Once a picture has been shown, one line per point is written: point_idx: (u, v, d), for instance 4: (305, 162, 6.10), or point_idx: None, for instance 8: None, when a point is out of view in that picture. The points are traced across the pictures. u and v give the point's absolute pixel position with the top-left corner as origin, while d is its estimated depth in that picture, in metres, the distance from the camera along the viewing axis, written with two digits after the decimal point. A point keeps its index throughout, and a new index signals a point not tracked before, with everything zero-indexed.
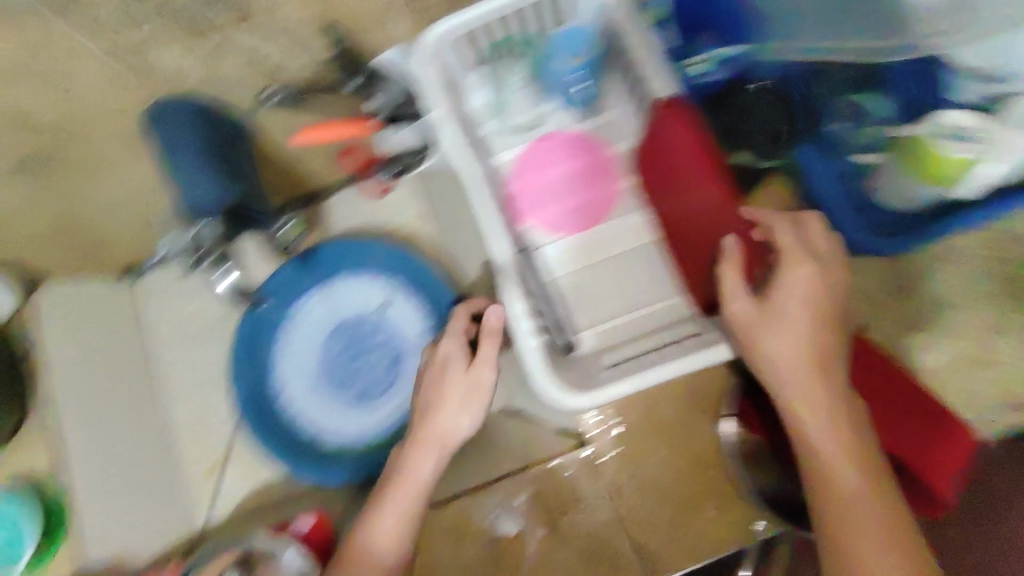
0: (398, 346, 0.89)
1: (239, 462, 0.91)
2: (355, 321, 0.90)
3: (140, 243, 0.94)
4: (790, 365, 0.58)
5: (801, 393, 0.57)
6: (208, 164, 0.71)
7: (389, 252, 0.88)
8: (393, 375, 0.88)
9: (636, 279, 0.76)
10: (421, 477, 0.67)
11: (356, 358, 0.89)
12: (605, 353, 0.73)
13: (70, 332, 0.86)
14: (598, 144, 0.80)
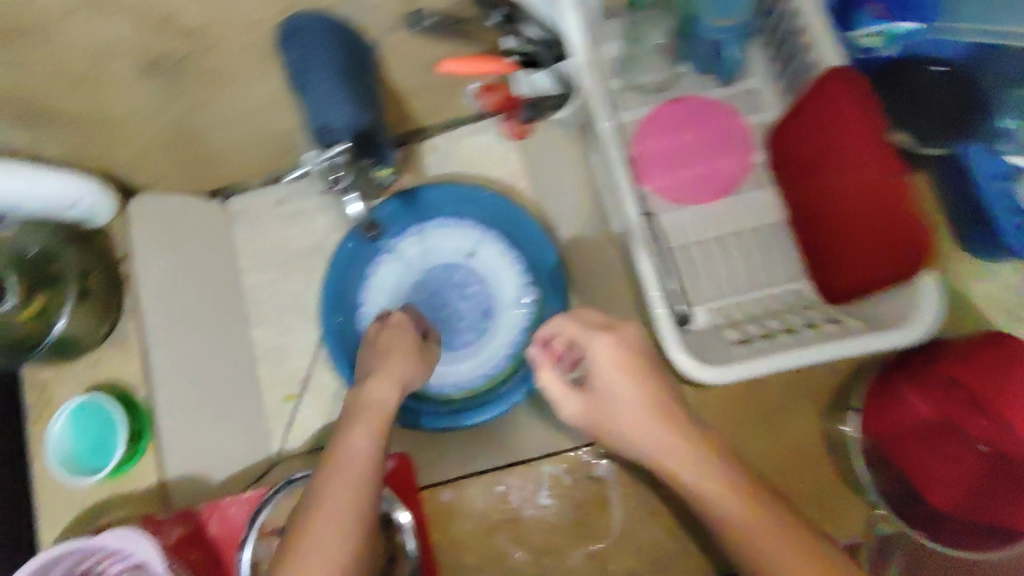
0: (489, 301, 0.86)
1: (319, 395, 0.93)
2: (447, 270, 0.87)
3: (236, 163, 0.92)
4: (617, 380, 0.58)
5: (631, 414, 0.57)
6: (344, 87, 0.69)
7: (493, 200, 0.86)
8: (483, 330, 0.85)
9: (762, 258, 0.73)
10: (353, 474, 0.58)
11: (444, 308, 0.86)
12: (724, 329, 0.69)
13: (164, 239, 0.87)
14: (732, 112, 0.75)
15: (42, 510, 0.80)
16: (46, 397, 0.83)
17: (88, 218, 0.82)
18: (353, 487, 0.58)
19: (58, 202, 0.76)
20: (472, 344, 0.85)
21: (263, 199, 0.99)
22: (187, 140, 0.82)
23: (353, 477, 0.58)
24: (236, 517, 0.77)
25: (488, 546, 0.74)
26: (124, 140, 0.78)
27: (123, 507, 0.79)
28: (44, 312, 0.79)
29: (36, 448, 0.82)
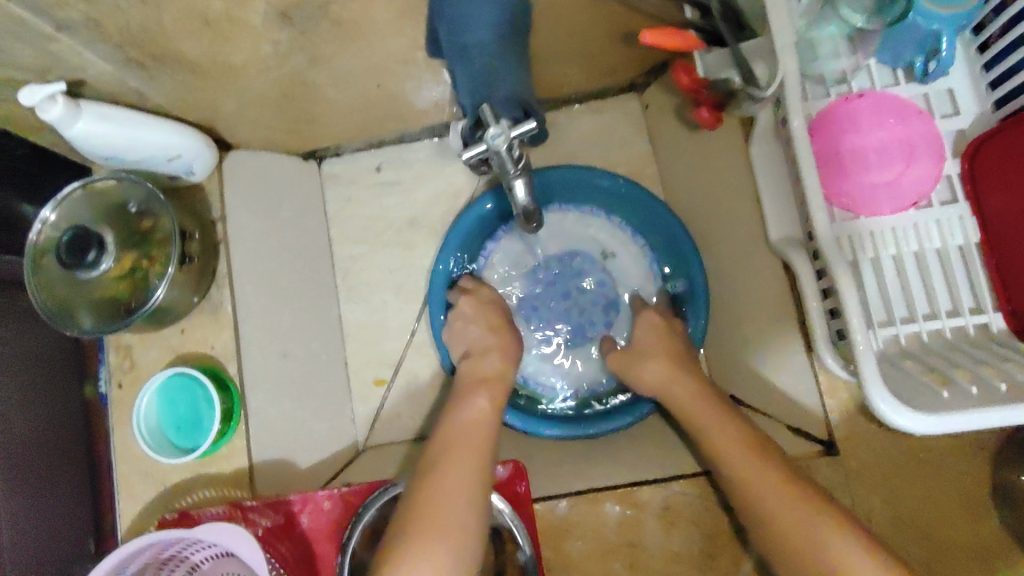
0: (611, 291, 0.87)
1: (410, 382, 0.90)
2: (568, 258, 0.88)
3: (342, 125, 0.86)
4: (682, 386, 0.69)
5: (705, 415, 0.66)
6: (505, 57, 0.59)
7: (629, 190, 0.81)
8: (608, 321, 0.86)
9: (947, 281, 0.64)
10: (463, 466, 0.58)
11: (567, 298, 0.87)
12: (900, 360, 0.61)
13: (257, 202, 0.82)
14: (922, 113, 0.66)
15: (122, 483, 0.74)
16: (128, 364, 0.78)
17: (186, 173, 0.77)
18: (461, 481, 0.57)
19: (158, 154, 0.72)
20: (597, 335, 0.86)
21: (362, 166, 0.94)
22: (299, 96, 0.75)
23: (463, 472, 0.57)
24: (331, 511, 0.71)
25: (603, 569, 0.68)
26: (234, 92, 0.71)
27: (209, 487, 0.73)
28: (135, 271, 0.74)
29: (119, 417, 0.76)
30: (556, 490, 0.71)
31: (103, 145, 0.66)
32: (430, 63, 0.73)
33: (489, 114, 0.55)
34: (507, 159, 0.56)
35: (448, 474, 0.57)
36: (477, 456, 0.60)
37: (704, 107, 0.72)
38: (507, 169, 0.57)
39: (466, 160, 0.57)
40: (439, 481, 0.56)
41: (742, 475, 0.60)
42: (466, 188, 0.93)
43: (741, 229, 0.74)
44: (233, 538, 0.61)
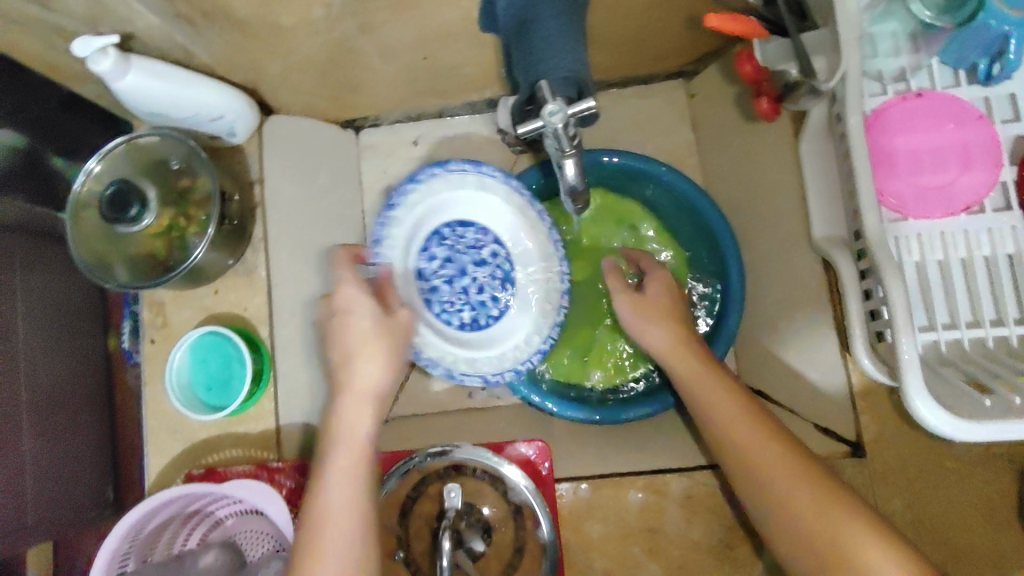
0: (510, 263, 0.78)
1: None
2: (458, 229, 0.77)
3: (383, 96, 0.85)
4: (694, 372, 0.67)
5: (714, 408, 0.64)
6: (572, 30, 0.59)
7: (672, 177, 0.80)
8: (510, 295, 0.78)
9: (993, 289, 0.63)
10: (345, 494, 0.54)
11: (462, 274, 0.78)
12: (939, 367, 0.61)
13: (295, 167, 0.82)
14: (982, 117, 0.65)
15: (150, 438, 0.75)
16: (161, 321, 0.79)
17: (227, 134, 0.77)
18: (352, 496, 0.54)
19: (202, 113, 0.72)
20: (503, 313, 0.77)
21: (400, 138, 0.93)
22: (345, 63, 0.75)
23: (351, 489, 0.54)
24: None
25: (621, 552, 0.69)
26: (280, 55, 0.71)
27: (236, 447, 0.75)
28: (171, 230, 0.74)
29: (150, 372, 0.77)
30: (577, 472, 0.72)
31: (147, 101, 0.67)
32: (480, 36, 0.72)
33: (549, 91, 0.54)
34: (563, 139, 0.55)
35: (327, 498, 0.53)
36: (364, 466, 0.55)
37: (764, 97, 0.68)
38: (561, 147, 0.57)
39: (521, 137, 0.57)
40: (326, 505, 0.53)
41: (751, 467, 0.59)
42: (502, 166, 0.92)
43: (783, 225, 0.73)
44: (266, 499, 0.63)
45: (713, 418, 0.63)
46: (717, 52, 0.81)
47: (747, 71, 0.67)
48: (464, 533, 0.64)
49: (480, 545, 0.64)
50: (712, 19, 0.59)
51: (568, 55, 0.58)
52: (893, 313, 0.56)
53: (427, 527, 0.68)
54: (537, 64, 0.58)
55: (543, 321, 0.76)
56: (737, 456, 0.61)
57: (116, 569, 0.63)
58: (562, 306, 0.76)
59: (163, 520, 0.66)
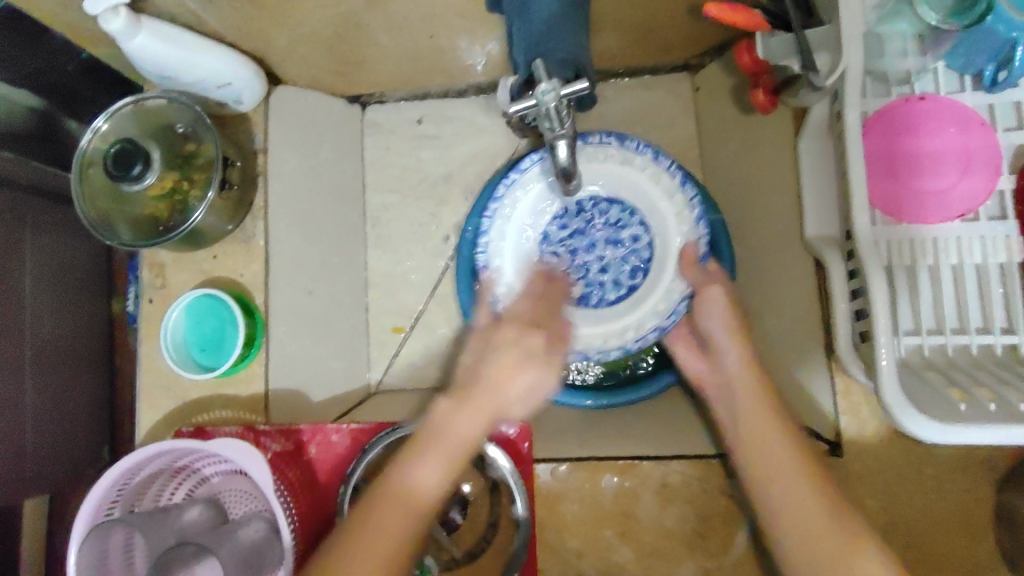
0: (645, 251, 0.83)
1: (428, 333, 0.91)
2: (604, 205, 0.85)
3: (390, 73, 0.86)
4: (748, 405, 0.62)
5: (754, 456, 0.60)
6: (573, 15, 0.60)
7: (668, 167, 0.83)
8: (632, 284, 0.83)
9: (982, 298, 0.63)
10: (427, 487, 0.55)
11: (590, 249, 0.85)
12: (923, 371, 0.61)
13: (298, 139, 0.83)
14: (984, 125, 0.65)
15: (143, 394, 0.77)
16: (161, 282, 0.80)
17: (234, 101, 0.78)
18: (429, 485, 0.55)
19: (209, 79, 0.73)
20: (621, 297, 0.83)
21: (404, 116, 0.94)
22: (352, 38, 0.76)
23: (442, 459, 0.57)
24: (337, 445, 0.73)
25: (594, 535, 0.70)
26: (287, 26, 0.72)
27: (226, 408, 0.76)
28: (174, 193, 0.75)
29: (147, 331, 0.79)
30: (558, 454, 0.73)
31: (157, 63, 0.68)
32: (487, 17, 0.73)
33: (543, 69, 0.54)
34: (555, 119, 0.56)
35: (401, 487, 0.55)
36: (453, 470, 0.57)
37: (760, 89, 0.69)
38: (553, 128, 0.57)
39: (514, 115, 0.57)
40: (404, 474, 0.56)
41: (775, 503, 0.57)
42: (503, 149, 0.93)
43: (778, 221, 0.73)
44: (248, 457, 0.63)
45: (758, 453, 0.60)
46: (724, 46, 0.81)
47: (745, 61, 0.69)
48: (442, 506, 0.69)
49: (457, 514, 0.69)
50: (712, 9, 0.60)
51: (568, 39, 0.59)
52: (878, 314, 0.56)
53: None
54: (539, 44, 0.59)
55: (647, 317, 0.80)
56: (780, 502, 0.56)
57: (102, 513, 0.64)
58: (674, 311, 0.77)
59: (152, 472, 0.68)
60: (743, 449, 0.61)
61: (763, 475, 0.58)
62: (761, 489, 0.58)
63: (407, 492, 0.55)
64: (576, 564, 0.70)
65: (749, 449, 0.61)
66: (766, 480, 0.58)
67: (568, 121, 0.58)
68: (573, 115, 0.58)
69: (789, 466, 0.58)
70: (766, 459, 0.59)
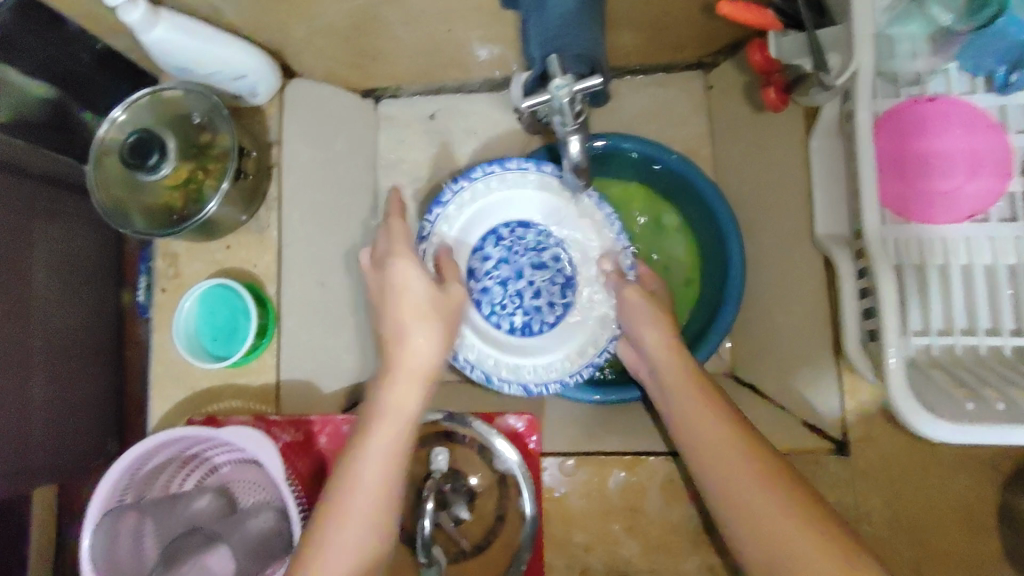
0: (568, 268, 0.83)
1: None
2: (519, 229, 0.84)
3: (404, 67, 0.87)
4: (682, 384, 0.65)
5: (695, 443, 0.60)
6: (588, 11, 0.61)
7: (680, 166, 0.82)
8: (564, 301, 0.83)
9: (990, 298, 0.63)
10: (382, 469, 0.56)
11: (518, 276, 0.84)
12: (931, 370, 0.61)
13: (314, 131, 0.84)
14: (994, 126, 0.65)
15: (155, 383, 0.78)
16: (174, 273, 0.80)
17: (249, 94, 0.79)
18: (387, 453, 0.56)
19: (225, 71, 0.74)
20: (555, 321, 0.82)
21: (418, 111, 0.95)
22: (369, 32, 0.76)
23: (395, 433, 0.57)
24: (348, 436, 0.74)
25: (601, 528, 0.70)
26: (305, 19, 0.73)
27: (236, 398, 0.77)
28: (189, 183, 0.76)
29: (159, 320, 0.79)
30: (567, 448, 0.74)
31: (174, 54, 0.68)
32: (502, 13, 0.73)
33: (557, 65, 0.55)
34: (568, 114, 0.56)
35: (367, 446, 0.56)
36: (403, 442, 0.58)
37: (772, 88, 0.70)
38: (566, 123, 0.58)
39: (527, 110, 0.58)
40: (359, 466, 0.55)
41: (714, 474, 0.57)
42: (515, 145, 0.94)
43: (789, 219, 0.74)
44: (259, 446, 0.64)
45: (692, 430, 0.61)
46: (736, 45, 0.81)
47: (757, 60, 0.69)
48: (449, 498, 0.67)
49: (464, 512, 0.67)
50: (724, 6, 0.60)
51: (582, 34, 0.60)
52: (886, 312, 0.57)
53: (413, 489, 0.71)
54: (553, 39, 0.60)
55: (597, 331, 0.80)
56: (728, 490, 0.56)
57: (115, 500, 0.65)
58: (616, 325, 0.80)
59: (163, 460, 0.69)
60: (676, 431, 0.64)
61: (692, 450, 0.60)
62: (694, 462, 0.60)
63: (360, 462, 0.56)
64: (583, 558, 0.70)
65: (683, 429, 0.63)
66: (697, 458, 0.60)
67: (581, 117, 0.59)
68: (586, 111, 0.59)
69: (722, 436, 0.59)
70: (695, 435, 0.61)
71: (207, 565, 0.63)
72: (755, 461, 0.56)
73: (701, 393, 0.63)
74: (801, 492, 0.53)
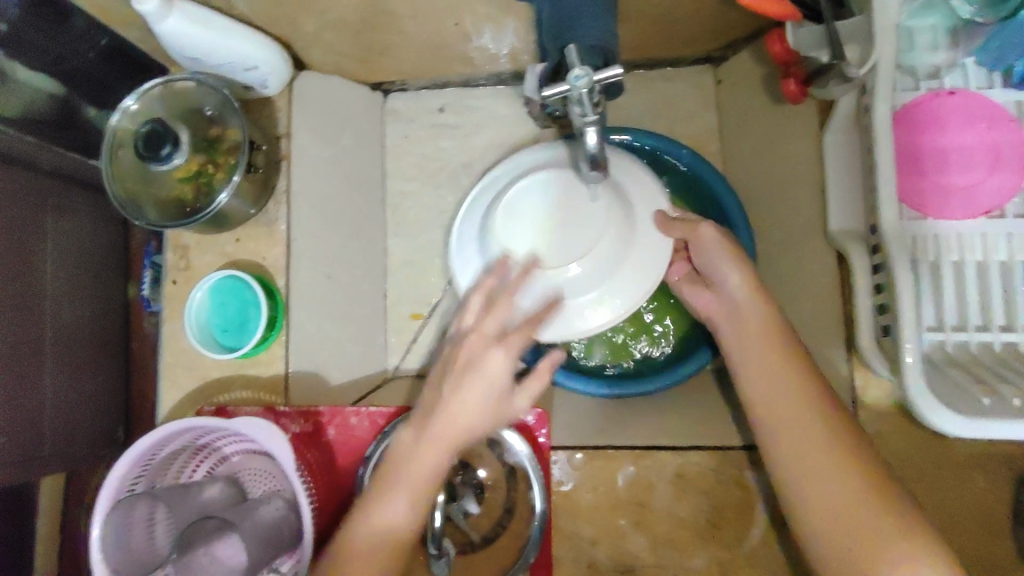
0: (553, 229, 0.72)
1: (446, 320, 0.93)
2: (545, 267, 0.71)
3: (413, 61, 0.87)
4: (756, 333, 0.64)
5: (757, 370, 0.62)
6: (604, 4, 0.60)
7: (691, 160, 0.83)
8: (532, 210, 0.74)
9: (1007, 295, 0.62)
10: (437, 467, 0.58)
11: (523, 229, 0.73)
12: (945, 367, 0.60)
13: (322, 124, 0.84)
14: (1013, 121, 0.64)
15: (165, 374, 0.78)
16: (184, 264, 0.81)
17: (260, 86, 0.78)
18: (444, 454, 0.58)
19: (237, 63, 0.73)
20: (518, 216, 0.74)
21: (427, 104, 0.95)
22: (380, 25, 0.76)
23: (476, 415, 0.58)
24: (356, 428, 0.74)
25: (609, 523, 0.70)
26: (317, 12, 0.73)
27: (246, 389, 0.77)
28: (199, 175, 0.76)
29: (170, 312, 0.80)
30: (576, 444, 0.73)
31: (186, 45, 0.68)
32: (513, 6, 0.73)
33: (575, 55, 0.54)
34: (586, 105, 0.56)
35: (427, 446, 0.58)
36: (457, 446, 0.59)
37: (791, 79, 0.69)
38: (583, 114, 0.57)
39: (546, 99, 0.57)
40: (428, 434, 0.58)
41: (783, 431, 0.59)
42: (523, 140, 0.94)
43: (800, 214, 0.73)
44: (271, 437, 0.64)
45: (760, 379, 0.62)
46: (748, 39, 0.81)
47: (777, 51, 0.69)
48: (458, 490, 0.68)
49: (472, 506, 0.68)
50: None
51: (597, 24, 0.59)
52: (902, 310, 0.56)
53: None
54: (567, 31, 0.60)
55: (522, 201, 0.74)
56: (779, 432, 0.59)
57: (126, 490, 0.65)
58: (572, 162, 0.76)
59: (174, 450, 0.69)
60: (741, 372, 0.64)
61: (760, 397, 0.61)
62: (758, 410, 0.61)
63: (421, 458, 0.58)
64: (590, 552, 0.70)
65: (748, 377, 0.63)
66: (764, 414, 0.60)
67: (599, 109, 0.58)
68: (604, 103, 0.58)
69: (798, 397, 0.59)
70: (766, 389, 0.61)
71: (218, 554, 0.61)
72: (827, 431, 0.57)
73: (776, 343, 0.62)
74: (872, 473, 0.54)
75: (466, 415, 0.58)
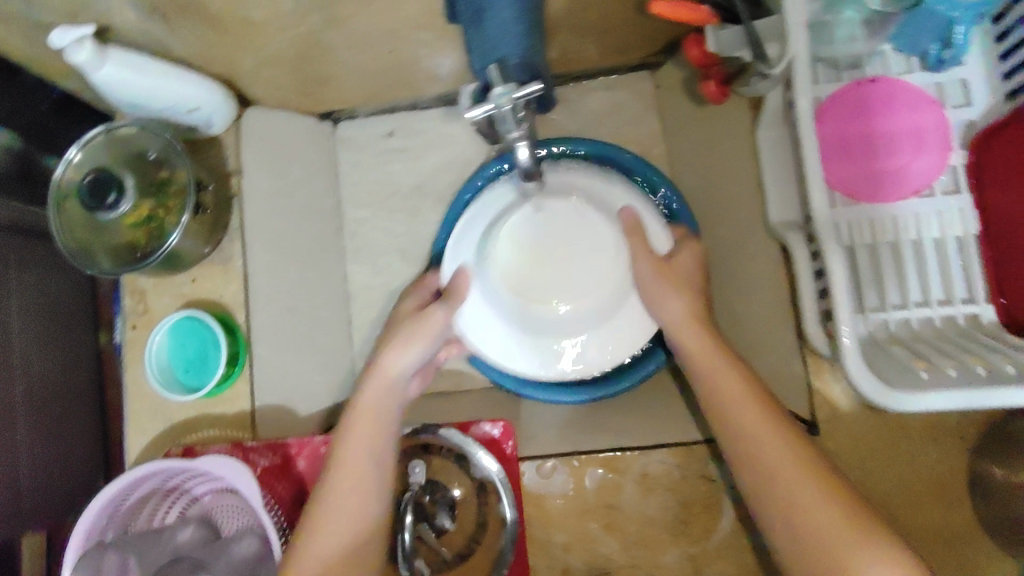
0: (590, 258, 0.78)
1: None
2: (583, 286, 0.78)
3: (355, 89, 0.88)
4: (702, 350, 0.64)
5: (720, 401, 0.61)
6: (525, 21, 0.62)
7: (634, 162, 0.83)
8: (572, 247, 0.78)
9: (941, 270, 0.64)
10: (360, 515, 0.60)
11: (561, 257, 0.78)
12: (888, 346, 0.62)
13: (271, 157, 0.85)
14: (933, 103, 0.67)
15: (131, 420, 0.78)
16: (143, 308, 0.81)
17: (205, 125, 0.80)
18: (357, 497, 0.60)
19: (177, 104, 0.74)
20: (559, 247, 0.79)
21: (375, 130, 0.96)
22: (316, 58, 0.78)
23: (367, 428, 0.63)
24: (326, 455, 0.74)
25: (581, 528, 0.71)
26: (251, 49, 0.74)
27: (214, 427, 0.78)
28: (150, 220, 0.76)
29: (131, 356, 0.80)
30: (544, 453, 0.74)
31: (123, 92, 0.69)
32: (446, 28, 0.74)
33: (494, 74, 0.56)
34: (510, 120, 0.58)
35: (335, 499, 0.60)
36: (371, 490, 0.61)
37: (712, 80, 0.72)
38: (509, 129, 0.59)
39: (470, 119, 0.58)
40: (341, 464, 0.62)
41: (750, 454, 0.57)
42: (473, 157, 0.95)
43: (741, 207, 0.75)
44: (236, 474, 0.64)
45: (720, 402, 0.60)
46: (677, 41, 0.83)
47: (695, 55, 0.71)
48: (430, 509, 0.69)
49: (445, 521, 0.70)
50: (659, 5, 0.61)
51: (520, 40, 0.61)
52: (834, 293, 0.58)
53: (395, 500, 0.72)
54: (492, 51, 0.61)
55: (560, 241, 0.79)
56: (746, 457, 0.58)
57: (93, 539, 0.65)
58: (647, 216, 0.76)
59: (141, 495, 0.69)
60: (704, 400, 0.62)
61: (725, 422, 0.60)
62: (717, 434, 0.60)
63: (336, 512, 0.60)
64: (564, 558, 0.71)
65: (710, 402, 0.61)
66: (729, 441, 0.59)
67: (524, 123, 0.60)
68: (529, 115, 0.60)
69: (763, 418, 0.58)
70: (731, 415, 0.59)
71: None
72: (796, 450, 0.56)
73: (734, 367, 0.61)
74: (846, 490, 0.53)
75: (363, 457, 0.62)
